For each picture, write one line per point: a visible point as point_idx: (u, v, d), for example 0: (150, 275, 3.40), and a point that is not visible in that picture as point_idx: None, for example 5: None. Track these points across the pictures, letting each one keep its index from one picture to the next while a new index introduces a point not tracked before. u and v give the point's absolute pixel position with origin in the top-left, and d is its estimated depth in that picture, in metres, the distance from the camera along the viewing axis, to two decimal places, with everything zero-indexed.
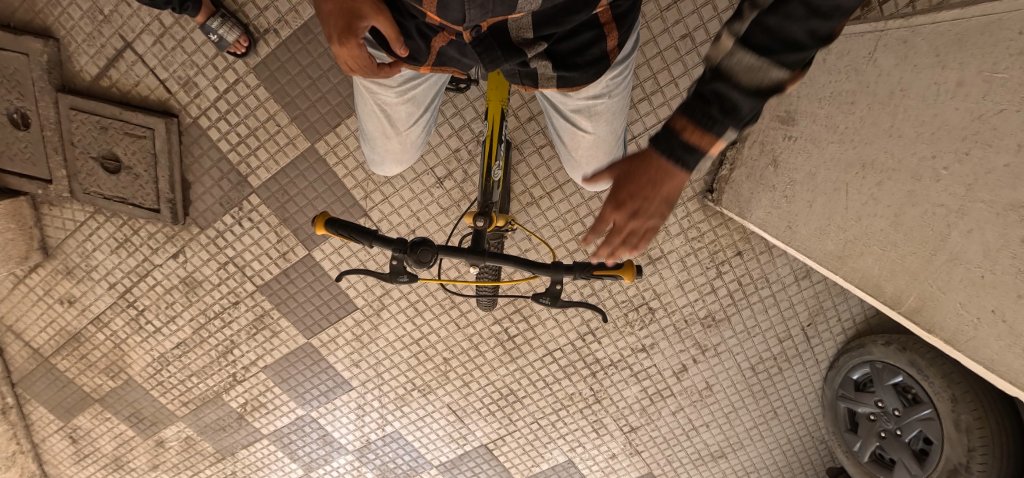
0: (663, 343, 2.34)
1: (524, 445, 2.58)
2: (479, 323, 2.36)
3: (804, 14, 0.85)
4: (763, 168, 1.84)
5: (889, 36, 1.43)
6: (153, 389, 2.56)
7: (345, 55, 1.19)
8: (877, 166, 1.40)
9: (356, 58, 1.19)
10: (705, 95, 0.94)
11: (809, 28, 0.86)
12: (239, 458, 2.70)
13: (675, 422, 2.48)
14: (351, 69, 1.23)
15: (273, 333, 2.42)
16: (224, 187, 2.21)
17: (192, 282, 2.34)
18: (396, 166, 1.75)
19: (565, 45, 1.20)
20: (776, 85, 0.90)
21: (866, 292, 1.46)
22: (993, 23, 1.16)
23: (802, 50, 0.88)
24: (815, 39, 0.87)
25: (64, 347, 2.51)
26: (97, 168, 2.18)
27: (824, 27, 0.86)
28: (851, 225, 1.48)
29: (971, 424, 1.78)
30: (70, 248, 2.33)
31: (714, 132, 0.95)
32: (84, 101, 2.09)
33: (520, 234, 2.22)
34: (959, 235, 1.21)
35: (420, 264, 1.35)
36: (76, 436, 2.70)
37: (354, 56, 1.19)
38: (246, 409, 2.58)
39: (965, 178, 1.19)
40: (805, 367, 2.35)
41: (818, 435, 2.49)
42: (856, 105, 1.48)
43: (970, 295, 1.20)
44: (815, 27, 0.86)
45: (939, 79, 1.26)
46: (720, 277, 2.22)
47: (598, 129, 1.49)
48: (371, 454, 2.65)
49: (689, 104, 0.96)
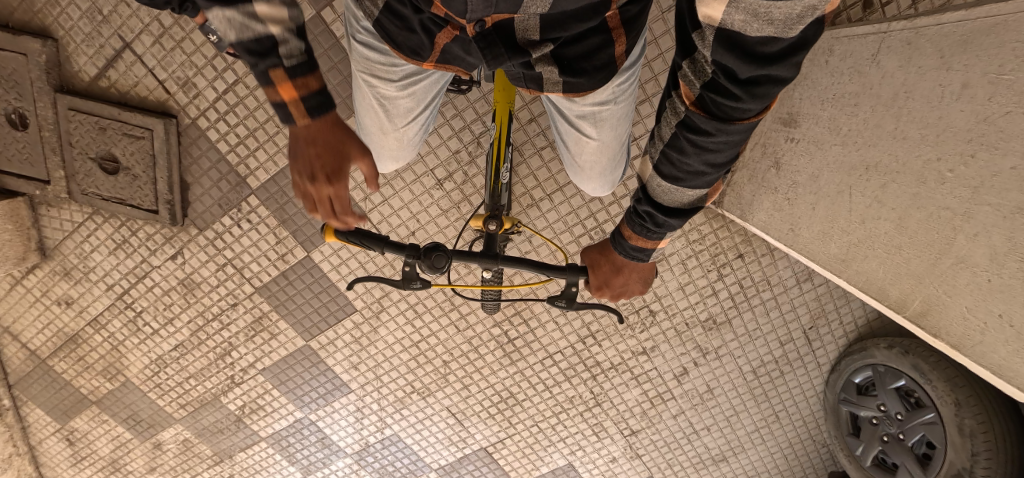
0: (664, 346, 2.33)
1: (524, 448, 2.56)
2: (479, 326, 2.34)
3: (697, 153, 1.05)
4: (765, 170, 1.83)
5: (891, 37, 1.41)
6: (150, 392, 2.54)
7: (330, 198, 1.12)
8: (881, 170, 1.39)
9: (342, 202, 1.13)
10: (640, 213, 1.24)
11: (706, 160, 1.06)
12: (237, 461, 2.68)
13: (676, 425, 2.46)
14: (330, 208, 1.14)
15: (271, 335, 2.41)
16: (223, 189, 2.20)
17: (190, 284, 2.33)
18: (393, 163, 1.74)
19: (571, 49, 1.18)
20: (700, 183, 1.12)
21: (870, 295, 1.45)
22: (997, 25, 1.14)
23: (707, 175, 1.10)
24: (715, 165, 1.07)
25: (61, 349, 2.50)
26: (95, 169, 2.17)
27: (719, 157, 1.05)
28: (855, 228, 1.47)
29: (975, 429, 1.76)
30: (68, 249, 2.32)
31: (654, 236, 1.26)
32: (83, 101, 2.09)
33: (520, 237, 2.20)
34: (965, 239, 1.19)
35: (434, 270, 1.33)
36: (73, 438, 2.69)
37: (339, 199, 1.12)
38: (244, 411, 2.57)
39: (970, 180, 1.18)
40: (806, 370, 2.34)
41: (820, 439, 2.48)
42: (859, 107, 1.47)
43: (977, 299, 1.18)
44: (711, 158, 1.06)
45: (943, 81, 1.24)
46: (722, 280, 2.21)
47: (601, 135, 1.48)
48: (369, 458, 2.64)
49: (632, 217, 1.27)
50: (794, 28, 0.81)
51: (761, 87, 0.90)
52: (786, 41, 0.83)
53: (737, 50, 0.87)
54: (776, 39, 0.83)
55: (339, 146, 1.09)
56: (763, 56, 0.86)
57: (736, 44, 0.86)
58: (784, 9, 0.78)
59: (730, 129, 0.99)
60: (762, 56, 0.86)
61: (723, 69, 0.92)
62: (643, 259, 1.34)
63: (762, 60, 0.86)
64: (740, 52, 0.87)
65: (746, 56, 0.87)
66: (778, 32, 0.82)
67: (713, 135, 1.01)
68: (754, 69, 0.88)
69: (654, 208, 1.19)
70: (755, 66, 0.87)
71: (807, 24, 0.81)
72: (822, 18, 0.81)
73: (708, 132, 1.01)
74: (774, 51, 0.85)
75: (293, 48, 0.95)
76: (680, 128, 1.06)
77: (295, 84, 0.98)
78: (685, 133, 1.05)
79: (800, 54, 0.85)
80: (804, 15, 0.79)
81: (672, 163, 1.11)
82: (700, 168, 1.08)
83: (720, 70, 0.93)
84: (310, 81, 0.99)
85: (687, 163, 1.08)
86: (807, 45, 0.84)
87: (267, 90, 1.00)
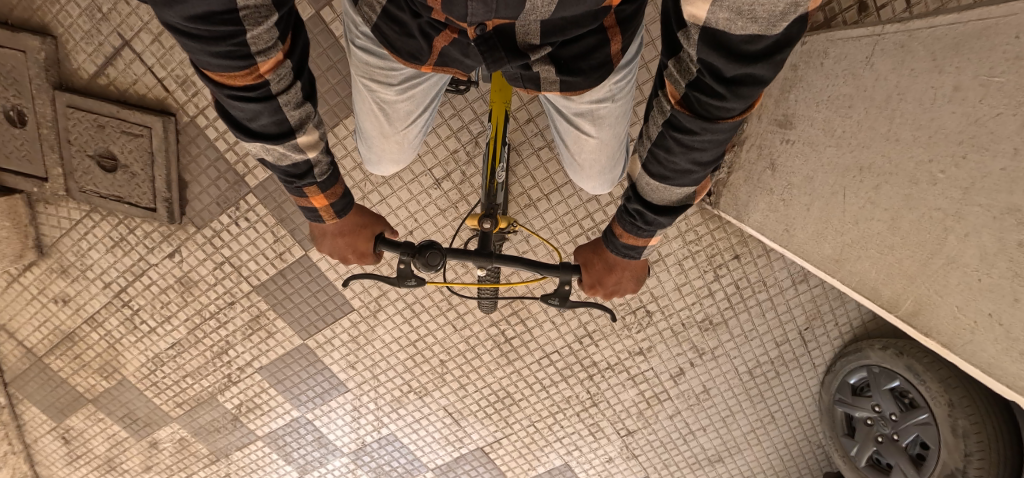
0: (660, 346, 2.34)
1: (521, 448, 2.57)
2: (476, 326, 2.35)
3: (683, 152, 1.07)
4: (760, 171, 1.84)
5: (885, 40, 1.43)
6: (147, 390, 2.54)
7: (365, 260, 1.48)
8: (874, 171, 1.40)
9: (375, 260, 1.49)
10: (630, 211, 1.26)
11: (692, 159, 1.08)
12: (233, 460, 2.68)
13: (672, 425, 2.47)
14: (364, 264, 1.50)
15: (268, 334, 2.41)
16: (221, 187, 2.20)
17: (187, 282, 2.33)
18: (393, 165, 1.75)
19: (568, 50, 1.20)
20: (687, 182, 1.14)
21: (863, 295, 1.46)
22: (988, 28, 1.15)
23: (694, 174, 1.12)
24: (702, 164, 1.09)
25: (57, 346, 2.49)
26: (94, 166, 2.17)
27: (705, 156, 1.07)
28: (849, 229, 1.48)
29: (967, 429, 1.78)
30: (65, 247, 2.32)
31: (644, 233, 1.28)
32: (81, 99, 2.09)
33: (518, 236, 2.21)
34: (956, 239, 1.20)
35: (428, 267, 1.33)
36: (69, 436, 2.68)
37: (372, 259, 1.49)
38: (241, 410, 2.57)
39: (961, 181, 1.19)
40: (802, 371, 2.35)
41: (815, 440, 2.49)
42: (853, 109, 1.49)
43: (967, 299, 1.19)
44: (698, 158, 1.08)
45: (936, 83, 1.26)
46: (718, 281, 2.22)
47: (600, 134, 1.49)
48: (366, 457, 2.64)
49: (622, 216, 1.29)
50: (777, 25, 0.82)
51: (746, 86, 0.92)
52: (770, 38, 0.84)
53: (722, 49, 0.88)
54: (761, 36, 0.84)
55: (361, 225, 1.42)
56: (747, 54, 0.87)
57: (721, 44, 0.87)
58: (767, 5, 0.80)
59: (715, 128, 1.00)
60: (747, 55, 0.87)
61: (708, 68, 0.93)
62: (634, 256, 1.37)
63: (746, 58, 0.88)
64: (725, 52, 0.88)
65: (730, 55, 0.88)
66: (763, 29, 0.83)
67: (698, 134, 1.02)
68: (739, 68, 0.89)
69: (643, 206, 1.21)
70: (740, 65, 0.88)
71: (790, 21, 0.82)
72: (805, 16, 0.82)
73: (693, 131, 1.03)
74: (758, 49, 0.86)
75: (323, 166, 1.23)
76: (667, 127, 1.07)
77: (325, 195, 1.29)
78: (672, 132, 1.06)
79: (783, 52, 0.86)
80: (788, 12, 0.80)
81: (660, 162, 1.12)
82: (687, 167, 1.10)
83: (705, 69, 0.94)
84: (337, 190, 1.30)
85: (674, 162, 1.10)
86: (790, 43, 0.85)
87: (302, 199, 1.29)
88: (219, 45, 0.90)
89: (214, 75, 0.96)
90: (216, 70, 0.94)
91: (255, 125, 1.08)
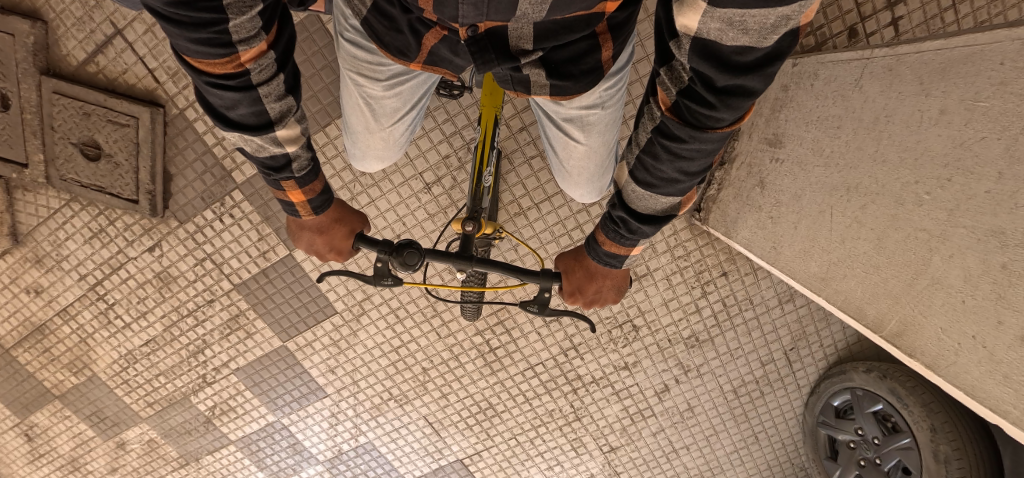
0: (645, 361, 2.32)
1: (502, 462, 2.52)
2: (461, 334, 2.32)
3: (671, 160, 1.05)
4: (750, 189, 1.85)
5: (874, 63, 1.44)
6: (117, 388, 2.47)
7: (335, 256, 1.44)
8: (860, 191, 1.38)
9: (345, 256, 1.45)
10: (615, 218, 1.24)
11: (679, 169, 1.06)
12: (203, 464, 2.61)
13: (655, 443, 2.44)
14: (333, 259, 1.45)
15: (247, 334, 2.36)
16: (207, 181, 2.17)
17: (166, 277, 2.28)
18: (378, 163, 1.72)
19: (560, 53, 1.18)
20: (674, 192, 1.13)
21: (848, 314, 1.42)
22: (975, 54, 1.15)
23: (681, 183, 1.10)
24: (688, 174, 1.08)
25: (26, 339, 2.42)
26: (76, 155, 2.13)
27: (692, 166, 1.05)
28: (835, 247, 1.46)
29: (950, 455, 1.76)
30: (41, 236, 2.26)
31: (628, 242, 1.27)
32: (67, 85, 2.05)
33: (506, 244, 2.20)
34: (941, 260, 1.16)
35: (406, 268, 1.29)
36: (32, 433, 2.59)
37: (343, 255, 1.44)
38: (214, 413, 2.50)
39: (946, 203, 1.15)
40: (786, 392, 2.34)
41: (798, 463, 2.47)
42: (842, 129, 1.49)
43: (951, 320, 1.14)
44: (685, 167, 1.06)
45: (922, 106, 1.25)
46: (705, 297, 2.21)
47: (590, 140, 1.48)
48: (341, 466, 2.58)
49: (606, 222, 1.28)
50: (768, 38, 0.81)
51: (736, 98, 0.90)
52: (760, 51, 0.83)
53: (713, 59, 0.86)
54: (752, 48, 0.83)
55: (336, 219, 1.39)
56: (738, 65, 0.86)
57: (712, 53, 0.86)
58: (758, 18, 0.79)
59: (703, 138, 0.99)
60: (737, 65, 0.86)
61: (699, 77, 0.92)
62: (615, 266, 1.36)
63: (737, 69, 0.86)
64: (716, 61, 0.86)
65: (721, 65, 0.86)
66: (753, 41, 0.82)
67: (686, 142, 1.01)
68: (729, 78, 0.88)
69: (628, 214, 1.20)
70: (730, 76, 0.87)
71: (781, 34, 0.81)
72: (798, 30, 0.81)
73: (681, 139, 1.01)
74: (748, 61, 0.85)
75: (302, 162, 1.20)
76: (655, 134, 1.06)
77: (303, 191, 1.26)
78: (660, 139, 1.05)
79: (774, 64, 0.85)
80: (779, 25, 0.79)
81: (647, 169, 1.10)
82: (673, 175, 1.08)
83: (697, 78, 0.92)
84: (315, 186, 1.27)
85: (660, 170, 1.08)
86: (781, 55, 0.84)
87: (279, 192, 1.26)
88: (198, 32, 0.88)
89: (192, 62, 0.94)
90: (195, 55, 0.92)
91: (235, 114, 1.05)
